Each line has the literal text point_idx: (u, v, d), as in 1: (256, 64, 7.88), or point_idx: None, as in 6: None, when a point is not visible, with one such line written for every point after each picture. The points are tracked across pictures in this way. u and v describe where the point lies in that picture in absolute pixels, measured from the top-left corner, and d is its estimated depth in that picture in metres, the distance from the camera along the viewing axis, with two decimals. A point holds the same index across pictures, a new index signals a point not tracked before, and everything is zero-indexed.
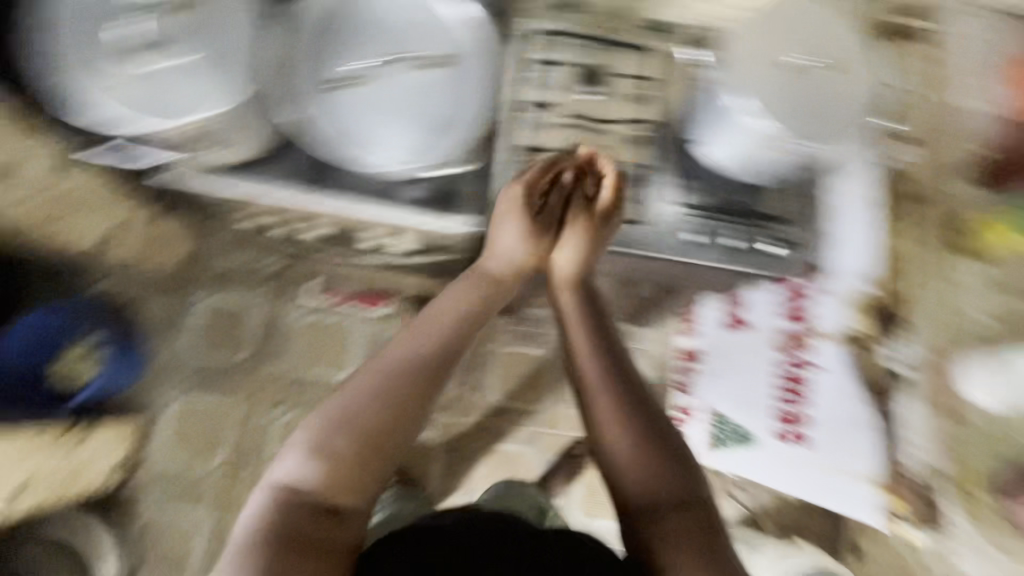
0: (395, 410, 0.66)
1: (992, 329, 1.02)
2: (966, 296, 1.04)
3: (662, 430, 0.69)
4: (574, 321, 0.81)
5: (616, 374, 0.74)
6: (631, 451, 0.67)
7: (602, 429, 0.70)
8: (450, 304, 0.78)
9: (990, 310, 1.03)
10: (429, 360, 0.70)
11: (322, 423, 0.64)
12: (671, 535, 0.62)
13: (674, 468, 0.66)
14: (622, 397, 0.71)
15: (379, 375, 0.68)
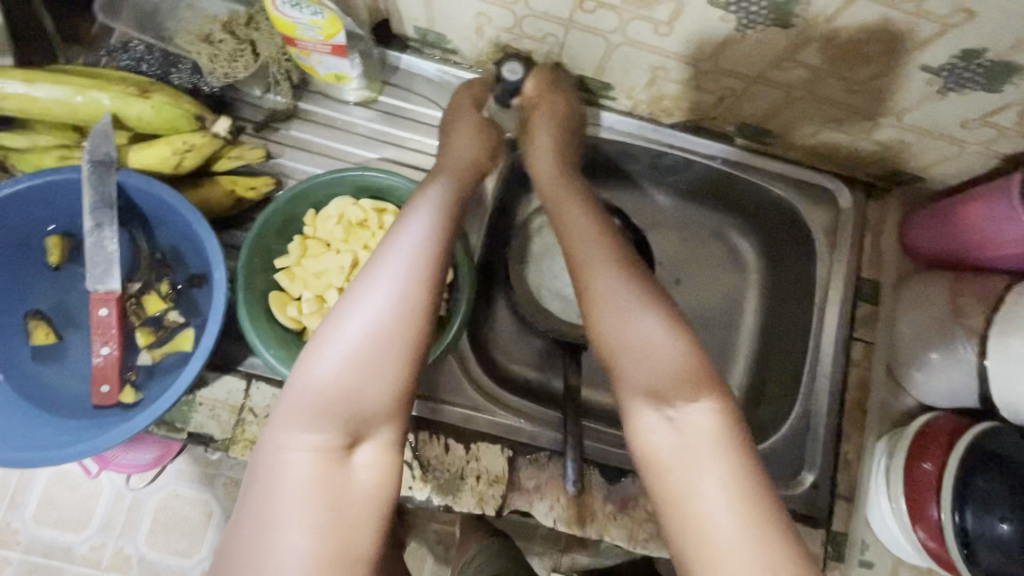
0: (416, 314, 0.53)
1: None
2: None
3: (673, 306, 0.55)
4: (574, 216, 0.63)
5: (616, 260, 0.58)
6: (642, 329, 0.53)
7: (611, 331, 0.54)
8: (451, 207, 0.62)
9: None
10: (437, 253, 0.56)
11: (328, 330, 0.52)
12: (689, 433, 0.50)
13: (694, 355, 0.52)
14: (623, 275, 0.56)
15: (375, 272, 0.54)
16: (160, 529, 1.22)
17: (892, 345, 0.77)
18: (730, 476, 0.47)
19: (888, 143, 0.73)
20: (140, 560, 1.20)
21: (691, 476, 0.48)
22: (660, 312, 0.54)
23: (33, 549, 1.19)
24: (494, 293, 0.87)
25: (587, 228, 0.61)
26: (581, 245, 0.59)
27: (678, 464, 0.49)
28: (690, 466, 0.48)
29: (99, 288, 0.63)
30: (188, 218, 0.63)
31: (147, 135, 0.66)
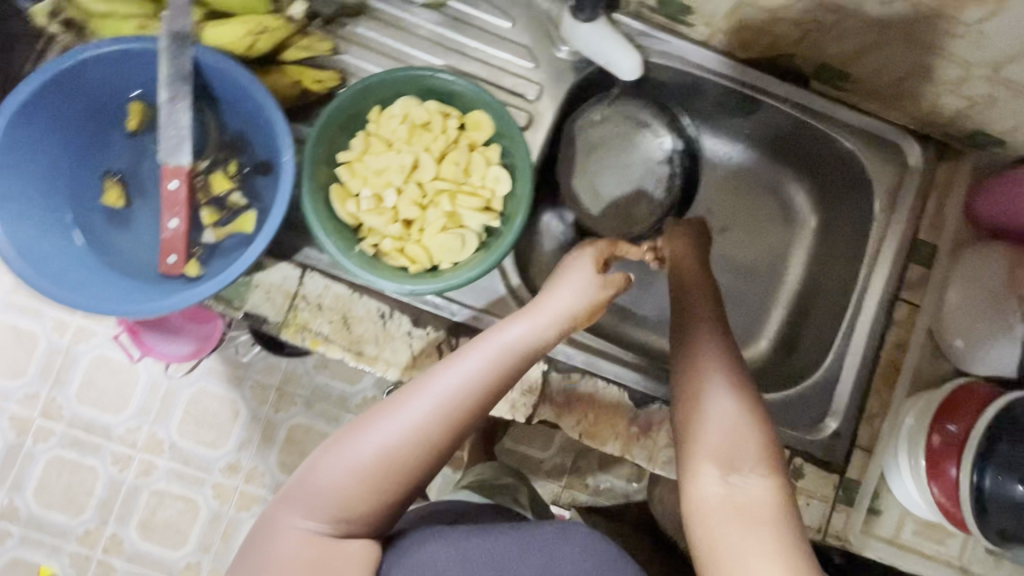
0: (447, 431, 0.55)
1: (892, 554, 0.75)
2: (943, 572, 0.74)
3: (762, 411, 0.60)
4: (704, 345, 0.64)
5: (727, 367, 0.62)
6: (732, 415, 0.59)
7: (703, 426, 0.59)
8: (518, 354, 0.60)
9: (909, 565, 0.74)
10: (481, 386, 0.57)
11: (360, 425, 0.55)
12: (744, 508, 0.53)
13: (768, 461, 0.56)
14: (735, 382, 0.61)
15: (420, 395, 0.55)
16: (191, 421, 1.30)
17: (938, 310, 0.77)
18: (777, 547, 0.50)
19: (974, 98, 0.69)
20: (171, 446, 1.29)
21: (736, 533, 0.51)
22: (749, 410, 0.59)
23: (75, 424, 1.29)
24: (539, 217, 0.87)
25: (708, 341, 0.64)
26: (703, 345, 0.64)
27: (720, 512, 0.53)
28: (739, 526, 0.51)
29: (170, 161, 0.64)
30: (261, 102, 0.64)
31: (221, 14, 0.66)
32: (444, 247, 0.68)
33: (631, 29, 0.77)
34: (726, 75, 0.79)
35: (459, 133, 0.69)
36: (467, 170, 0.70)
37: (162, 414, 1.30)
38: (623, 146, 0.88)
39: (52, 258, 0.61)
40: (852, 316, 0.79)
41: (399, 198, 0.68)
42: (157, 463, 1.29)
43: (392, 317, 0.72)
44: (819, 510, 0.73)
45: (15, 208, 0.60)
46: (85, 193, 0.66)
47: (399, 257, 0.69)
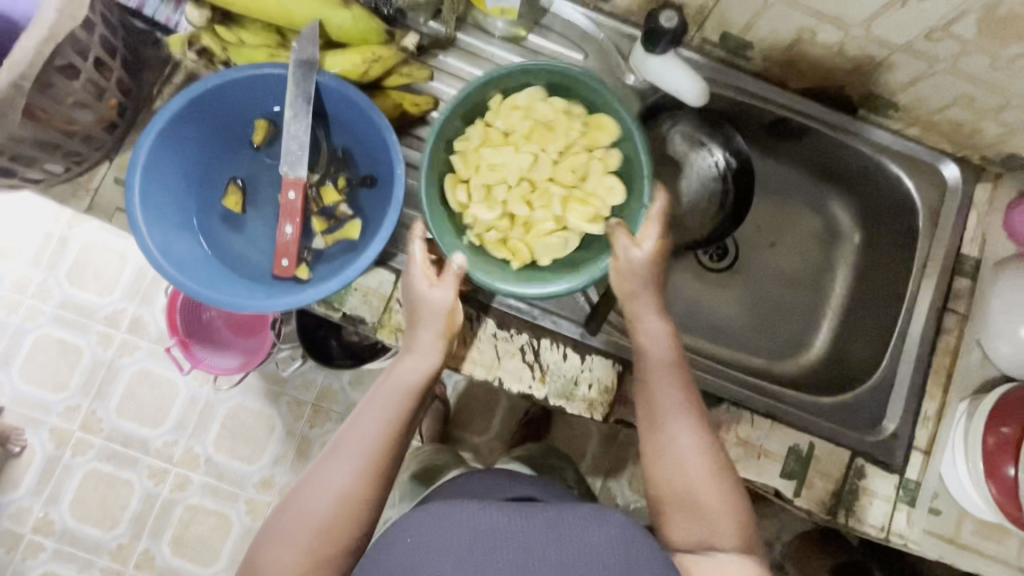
0: (371, 478, 0.61)
1: (948, 553, 0.77)
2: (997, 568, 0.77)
3: (720, 455, 0.63)
4: (664, 390, 0.66)
5: (696, 434, 0.63)
6: (708, 487, 0.61)
7: (668, 475, 0.62)
8: (417, 384, 0.66)
9: (964, 561, 0.78)
10: (377, 425, 0.63)
11: (294, 505, 0.59)
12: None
13: (731, 501, 0.60)
14: (704, 447, 0.63)
15: (338, 458, 0.61)
16: (228, 436, 1.32)
17: (985, 319, 0.82)
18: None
19: (1013, 125, 0.76)
20: (207, 460, 1.31)
21: None
22: (710, 470, 0.62)
23: (114, 437, 1.30)
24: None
25: (672, 399, 0.65)
26: (664, 401, 0.65)
27: None
28: None
29: (290, 173, 0.70)
30: (374, 120, 0.70)
31: (339, 44, 0.74)
32: (543, 246, 0.74)
33: (691, 58, 0.86)
34: (776, 103, 0.87)
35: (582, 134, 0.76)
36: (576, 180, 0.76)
37: (202, 427, 1.32)
38: (680, 163, 0.94)
39: (183, 254, 0.68)
40: (902, 326, 0.84)
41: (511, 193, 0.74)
42: (192, 478, 1.31)
43: (479, 321, 0.78)
44: (880, 509, 0.77)
45: (157, 208, 0.68)
46: (214, 198, 0.75)
47: (502, 249, 0.75)
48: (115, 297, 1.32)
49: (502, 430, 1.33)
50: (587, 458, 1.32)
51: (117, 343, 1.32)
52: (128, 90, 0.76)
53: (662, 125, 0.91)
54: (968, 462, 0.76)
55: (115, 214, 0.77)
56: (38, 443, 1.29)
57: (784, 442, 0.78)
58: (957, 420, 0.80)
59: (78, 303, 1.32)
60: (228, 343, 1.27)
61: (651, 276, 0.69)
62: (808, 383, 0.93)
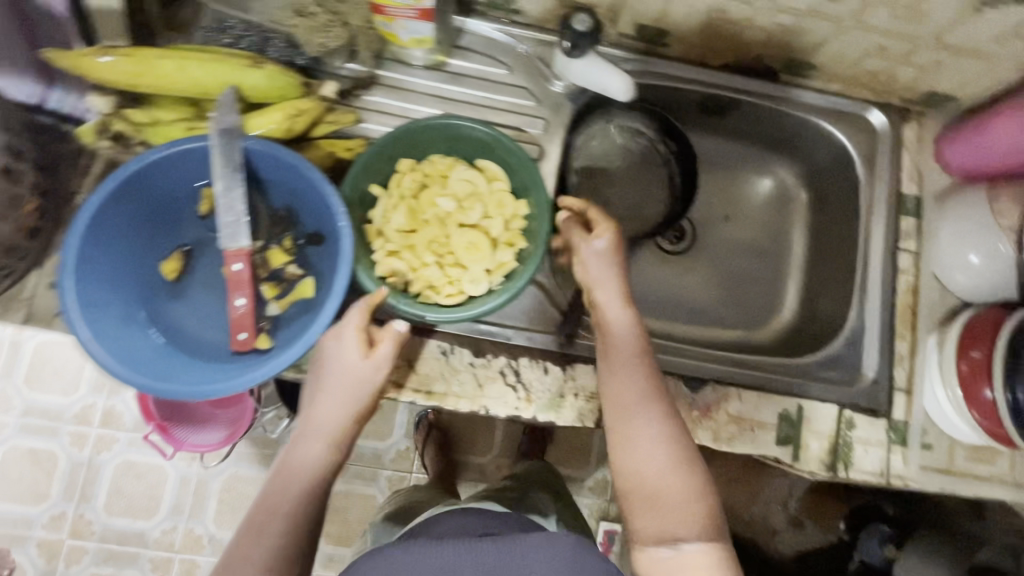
0: (299, 516, 0.63)
1: (947, 484, 0.79)
2: (994, 489, 0.79)
3: (688, 447, 0.63)
4: (630, 378, 0.65)
5: (656, 436, 0.62)
6: (670, 483, 0.60)
7: (638, 456, 0.62)
8: (332, 433, 0.67)
9: (963, 489, 0.79)
10: (284, 479, 0.65)
11: (229, 564, 0.60)
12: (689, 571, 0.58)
13: (695, 485, 0.61)
14: (667, 442, 0.62)
15: (265, 524, 0.62)
16: (226, 512, 1.28)
17: (935, 253, 0.85)
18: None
19: (924, 65, 0.79)
20: (210, 540, 1.26)
21: None
22: (681, 466, 0.61)
23: (107, 537, 1.24)
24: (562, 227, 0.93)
25: (637, 391, 0.64)
26: (630, 393, 0.64)
27: None
28: None
29: (231, 246, 0.69)
30: (310, 176, 0.68)
31: (259, 105, 0.72)
32: (500, 197, 0.76)
33: (615, 57, 0.86)
34: (701, 83, 0.89)
35: (413, 277, 0.73)
36: (424, 196, 0.75)
37: (197, 507, 1.27)
38: (620, 154, 0.95)
39: (134, 348, 0.66)
40: (861, 274, 0.87)
41: (478, 238, 0.74)
42: (198, 561, 1.26)
43: (454, 352, 0.77)
44: (877, 455, 0.79)
45: (98, 302, 0.65)
46: (159, 280, 0.72)
47: (518, 241, 0.75)
48: (80, 393, 1.27)
49: (505, 444, 1.32)
50: (592, 455, 1.32)
51: (93, 441, 1.26)
52: (46, 190, 0.73)
53: (598, 123, 0.93)
54: (945, 392, 0.79)
55: (56, 319, 0.71)
56: (28, 561, 1.22)
57: (775, 407, 0.79)
58: (932, 351, 0.82)
59: (42, 407, 1.25)
60: (210, 417, 1.21)
61: (606, 261, 0.69)
62: (787, 345, 0.94)
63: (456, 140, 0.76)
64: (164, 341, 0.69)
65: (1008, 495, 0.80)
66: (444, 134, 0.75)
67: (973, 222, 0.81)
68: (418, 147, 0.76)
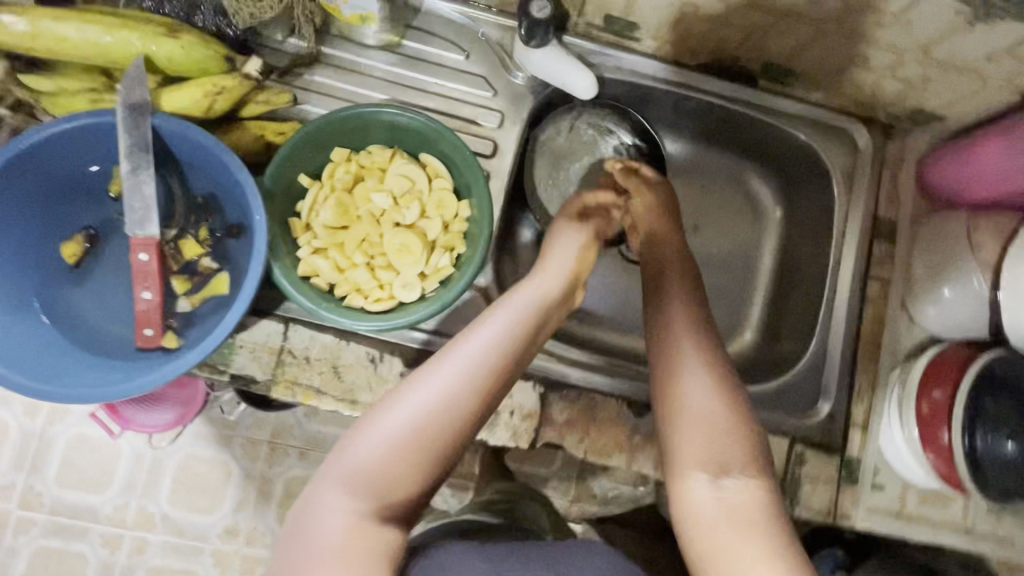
0: (458, 425, 0.56)
1: (895, 528, 0.75)
2: (943, 536, 0.76)
3: (733, 384, 0.61)
4: (677, 302, 0.69)
5: (709, 373, 0.62)
6: (714, 418, 0.59)
7: (681, 385, 0.61)
8: (496, 350, 0.60)
9: (912, 533, 0.76)
10: (456, 423, 0.56)
11: (344, 467, 0.55)
12: (738, 504, 0.54)
13: (732, 413, 0.59)
14: (711, 378, 0.61)
15: (397, 410, 0.56)
16: None
17: (907, 282, 0.80)
18: (767, 548, 0.51)
19: (910, 80, 0.73)
20: None
21: (733, 537, 0.52)
22: (726, 391, 0.60)
23: None
24: (516, 229, 0.87)
25: (688, 321, 0.67)
26: (680, 318, 0.67)
27: (720, 519, 0.54)
28: (739, 535, 0.52)
29: (138, 233, 0.63)
30: (228, 164, 0.62)
31: (179, 79, 0.65)
32: (441, 195, 0.70)
33: (581, 49, 0.79)
34: (674, 82, 0.82)
35: (339, 277, 0.67)
36: (358, 190, 0.69)
37: None
38: (588, 154, 0.89)
39: (20, 341, 0.60)
40: (828, 299, 0.82)
41: (413, 238, 0.68)
42: (150, 539, 1.10)
43: (383, 361, 0.71)
44: (826, 494, 0.75)
45: None
46: (57, 264, 0.66)
47: (458, 245, 0.69)
48: None
49: None
50: None
51: None
52: None
53: (563, 118, 0.87)
54: (902, 431, 0.75)
55: None
56: None
57: None
58: (895, 387, 0.78)
59: None
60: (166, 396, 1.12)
61: (660, 211, 0.79)
62: (748, 367, 0.88)
63: (398, 131, 0.70)
64: (57, 332, 0.63)
65: (957, 542, 0.76)
66: (384, 125, 0.70)
67: (949, 255, 0.76)
68: (356, 135, 0.70)
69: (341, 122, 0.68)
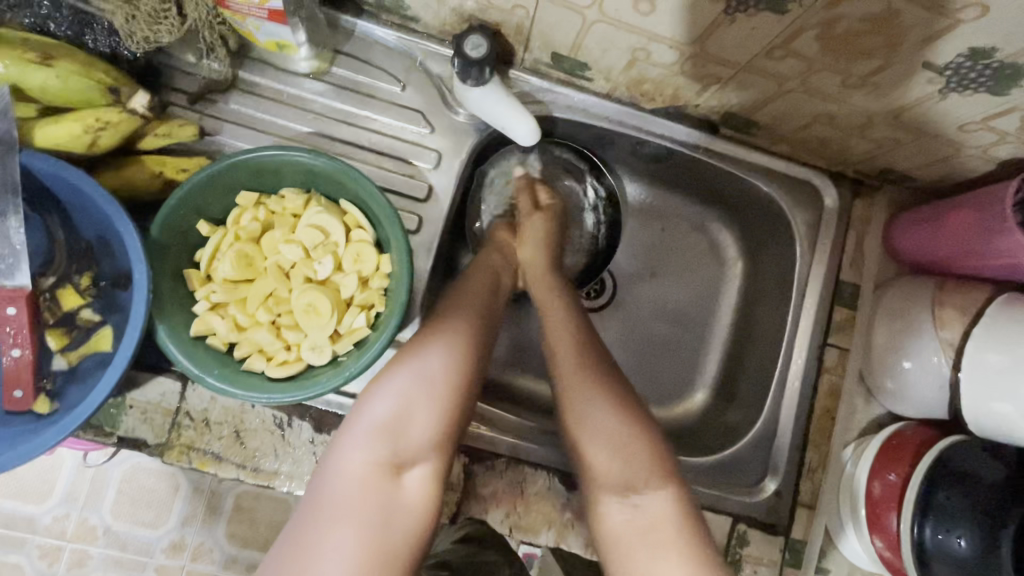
0: (465, 374, 0.57)
1: None
2: None
3: (637, 413, 0.58)
4: (565, 334, 0.64)
5: (598, 397, 0.58)
6: (611, 440, 0.56)
7: (586, 432, 0.57)
8: (483, 307, 0.63)
9: None
10: (464, 374, 0.57)
11: (360, 418, 0.54)
12: (651, 521, 0.52)
13: (643, 440, 0.56)
14: (602, 397, 0.58)
15: (406, 360, 0.56)
16: None
17: (867, 352, 0.75)
18: (685, 566, 0.50)
19: (880, 141, 0.68)
20: None
21: (647, 558, 0.51)
22: (627, 418, 0.57)
23: None
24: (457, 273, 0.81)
25: (577, 356, 0.62)
26: (569, 351, 0.62)
27: (631, 540, 0.52)
28: (649, 553, 0.51)
29: (5, 284, 0.56)
30: (104, 208, 0.55)
31: (59, 110, 0.58)
32: (360, 248, 0.63)
33: (529, 85, 0.73)
34: (628, 126, 0.75)
35: (241, 337, 0.61)
36: (268, 240, 0.63)
37: None
38: None
39: None
40: (783, 366, 0.76)
41: (324, 297, 0.61)
42: (92, 552, 0.94)
43: (291, 426, 0.65)
44: None
45: None
46: None
47: (375, 304, 0.63)
48: None
49: None
50: None
51: None
52: None
53: (512, 155, 0.80)
54: (851, 513, 0.70)
55: None
56: None
57: None
58: (849, 464, 0.73)
59: None
60: None
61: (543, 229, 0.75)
62: (698, 427, 0.83)
63: (314, 175, 0.63)
64: None
65: None
66: (299, 168, 0.63)
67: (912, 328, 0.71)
68: (267, 178, 0.63)
69: (248, 165, 0.60)
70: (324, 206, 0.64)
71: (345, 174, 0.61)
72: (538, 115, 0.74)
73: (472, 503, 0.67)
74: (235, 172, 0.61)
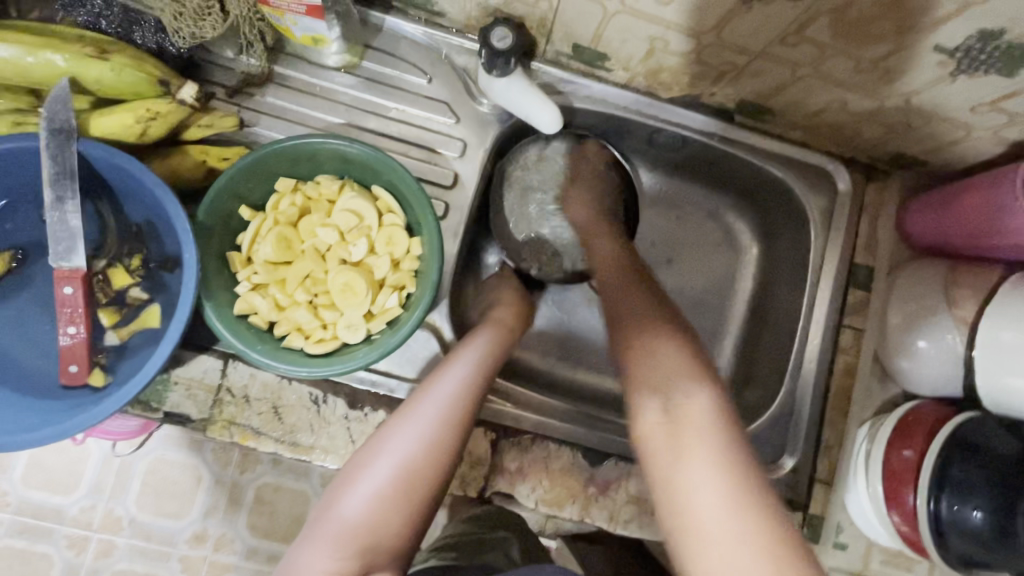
0: (439, 464, 0.56)
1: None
2: None
3: (679, 333, 0.60)
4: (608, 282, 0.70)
5: (641, 317, 0.63)
6: (665, 361, 0.57)
7: (630, 344, 0.61)
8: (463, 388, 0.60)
9: None
10: (436, 469, 0.55)
11: (331, 518, 0.53)
12: (683, 420, 0.52)
13: (681, 353, 0.57)
14: (650, 322, 0.62)
15: (382, 449, 0.55)
16: None
17: (882, 332, 0.76)
18: (712, 460, 0.48)
19: (892, 125, 0.70)
20: None
21: (677, 462, 0.50)
22: (665, 336, 0.60)
23: None
24: (480, 259, 0.84)
25: (621, 290, 0.67)
26: (614, 289, 0.68)
27: (662, 442, 0.51)
28: (676, 455, 0.50)
29: (63, 264, 0.59)
30: (154, 192, 0.58)
31: (112, 101, 0.62)
32: (393, 232, 0.66)
33: (551, 77, 0.76)
34: (647, 115, 0.78)
35: (281, 316, 0.64)
36: (307, 225, 0.66)
37: None
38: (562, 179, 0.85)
39: None
40: (800, 347, 0.78)
41: (360, 278, 0.65)
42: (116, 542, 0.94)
43: (327, 402, 0.68)
44: None
45: None
46: None
47: (407, 285, 0.66)
48: None
49: None
50: None
51: None
52: None
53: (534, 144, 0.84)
54: (868, 489, 0.72)
55: None
56: None
57: None
58: (864, 442, 0.74)
59: None
60: None
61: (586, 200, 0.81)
62: None
63: (348, 162, 0.66)
64: None
65: None
66: (335, 156, 0.66)
67: (926, 307, 0.72)
68: (303, 165, 0.66)
69: (287, 153, 0.64)
70: (359, 192, 0.67)
71: (379, 161, 0.64)
72: (559, 105, 0.77)
73: (498, 478, 0.70)
74: (274, 159, 0.64)
